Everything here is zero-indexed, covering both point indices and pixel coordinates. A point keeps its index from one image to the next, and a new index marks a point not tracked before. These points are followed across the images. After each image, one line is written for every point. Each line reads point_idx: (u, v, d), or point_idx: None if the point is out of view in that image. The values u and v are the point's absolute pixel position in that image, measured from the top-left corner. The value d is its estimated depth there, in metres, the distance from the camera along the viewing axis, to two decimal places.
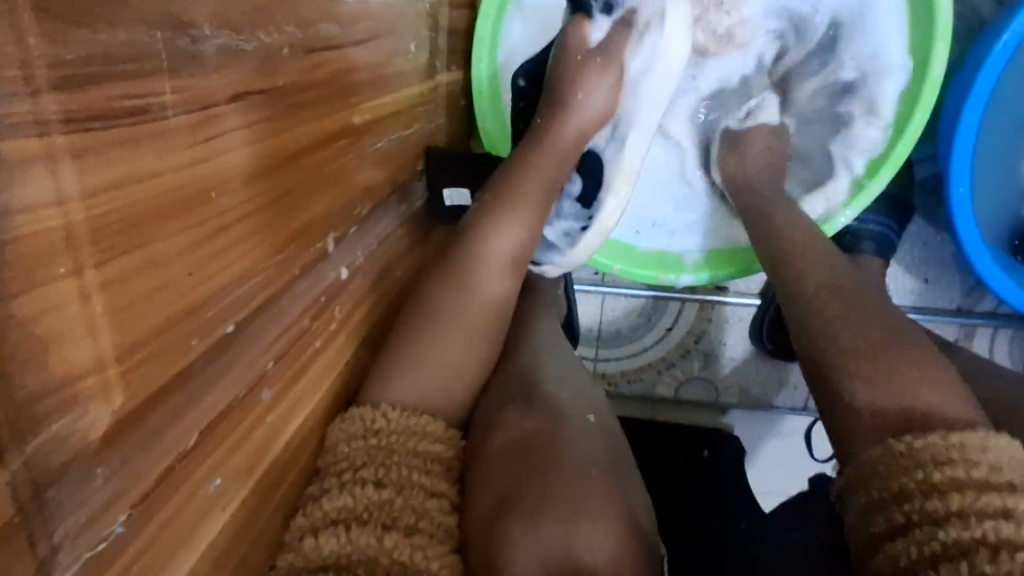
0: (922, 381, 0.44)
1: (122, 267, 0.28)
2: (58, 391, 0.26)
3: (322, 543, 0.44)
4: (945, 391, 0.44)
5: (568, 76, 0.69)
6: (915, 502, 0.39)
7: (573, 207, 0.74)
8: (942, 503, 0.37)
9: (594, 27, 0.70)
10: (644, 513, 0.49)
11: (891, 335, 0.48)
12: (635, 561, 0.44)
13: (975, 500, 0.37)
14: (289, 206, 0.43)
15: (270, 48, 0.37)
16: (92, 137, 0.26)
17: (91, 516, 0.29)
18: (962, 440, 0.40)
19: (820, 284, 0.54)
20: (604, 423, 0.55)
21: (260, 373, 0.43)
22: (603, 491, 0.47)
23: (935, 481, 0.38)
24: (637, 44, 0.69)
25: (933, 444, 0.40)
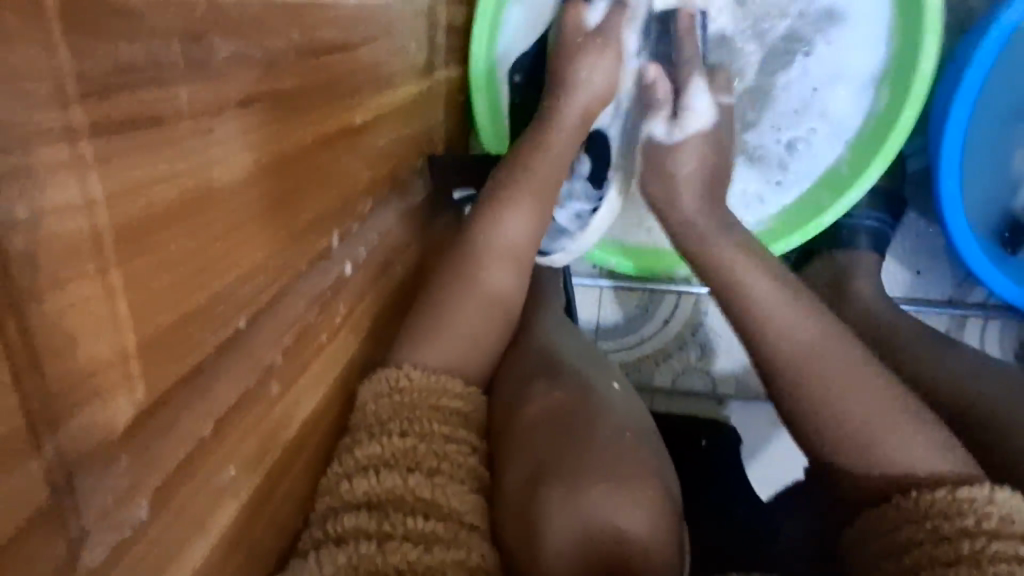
0: (904, 438, 0.48)
1: (144, 262, 0.30)
2: (85, 383, 0.28)
3: (356, 486, 0.48)
4: (939, 456, 0.48)
5: (569, 58, 0.74)
6: (926, 546, 0.43)
7: (584, 185, 0.80)
8: (952, 550, 0.41)
9: (591, 9, 0.76)
10: (669, 481, 0.53)
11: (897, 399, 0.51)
12: (660, 532, 0.48)
13: (988, 545, 0.41)
14: (296, 204, 0.45)
15: (275, 53, 0.39)
16: (115, 144, 0.27)
17: (116, 502, 0.31)
18: (971, 496, 0.44)
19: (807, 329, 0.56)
20: (624, 391, 0.62)
21: (268, 367, 0.44)
22: (628, 458, 0.51)
23: (945, 532, 0.43)
24: (633, 24, 0.75)
25: (941, 498, 0.44)
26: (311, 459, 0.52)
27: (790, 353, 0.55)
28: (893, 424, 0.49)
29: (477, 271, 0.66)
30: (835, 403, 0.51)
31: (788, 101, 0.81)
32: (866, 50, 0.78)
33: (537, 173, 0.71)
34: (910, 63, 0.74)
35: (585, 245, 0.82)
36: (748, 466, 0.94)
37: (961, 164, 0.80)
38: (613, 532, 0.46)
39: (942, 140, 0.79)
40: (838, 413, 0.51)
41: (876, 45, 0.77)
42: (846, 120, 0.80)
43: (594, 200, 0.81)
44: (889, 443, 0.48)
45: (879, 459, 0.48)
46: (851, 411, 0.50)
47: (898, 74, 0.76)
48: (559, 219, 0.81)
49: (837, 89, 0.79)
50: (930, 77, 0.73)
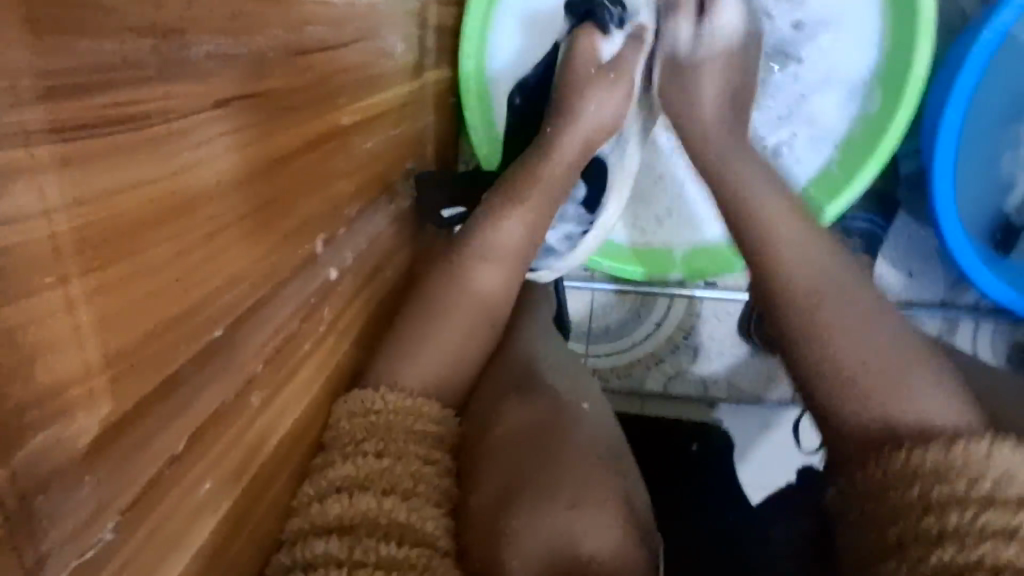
0: (911, 388, 0.44)
1: (116, 274, 0.28)
2: (50, 401, 0.26)
3: (328, 509, 0.46)
4: (936, 403, 0.44)
5: (578, 88, 0.73)
6: (910, 515, 0.38)
7: (576, 210, 0.79)
8: (939, 522, 0.37)
9: (607, 42, 0.75)
10: (640, 499, 0.53)
11: (886, 347, 0.47)
12: (635, 560, 0.46)
13: (975, 518, 0.36)
14: (280, 209, 0.44)
15: (259, 52, 0.37)
16: (80, 146, 0.25)
17: (79, 524, 0.29)
18: (967, 453, 0.39)
19: (800, 273, 0.52)
20: (596, 410, 0.60)
21: (250, 377, 0.43)
22: (604, 486, 0.49)
23: (931, 496, 0.38)
24: (645, 54, 0.75)
25: (933, 457, 0.39)
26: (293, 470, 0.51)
27: (791, 278, 0.52)
28: (886, 370, 0.46)
29: (457, 285, 0.65)
30: (827, 337, 0.48)
31: (772, 107, 0.81)
32: (856, 54, 0.77)
33: (531, 198, 0.70)
34: (903, 62, 0.74)
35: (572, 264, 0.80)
36: (741, 467, 0.91)
37: (955, 166, 0.79)
38: (585, 560, 0.44)
39: (936, 141, 0.78)
40: (830, 351, 0.48)
41: (866, 50, 0.77)
42: (831, 125, 0.80)
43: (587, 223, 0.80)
44: (885, 386, 0.45)
45: (870, 405, 0.45)
46: (834, 346, 0.48)
47: (890, 76, 0.75)
48: (549, 237, 0.79)
49: (825, 96, 0.80)
50: (923, 81, 0.72)
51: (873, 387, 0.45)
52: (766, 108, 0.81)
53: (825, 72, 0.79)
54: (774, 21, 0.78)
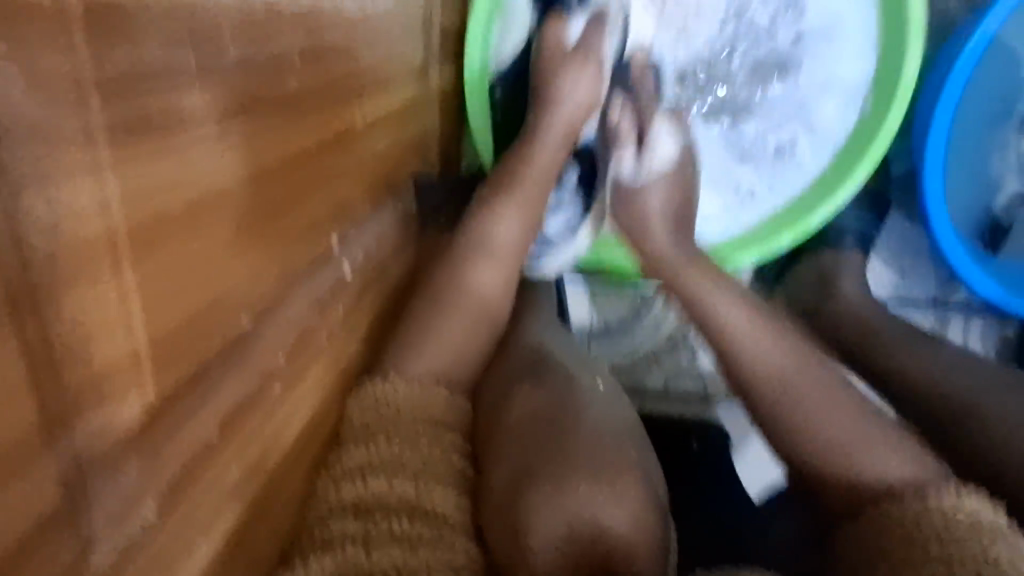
0: (877, 449, 0.53)
1: (156, 264, 0.30)
2: (100, 385, 0.28)
3: (344, 492, 0.49)
4: (906, 462, 0.52)
5: (551, 74, 0.76)
6: (897, 549, 0.46)
7: (572, 196, 0.81)
8: (921, 553, 0.44)
9: (570, 24, 0.77)
10: (659, 485, 0.54)
11: (857, 438, 0.54)
12: (646, 533, 0.48)
13: (963, 537, 0.45)
14: (297, 207, 0.45)
15: (276, 53, 0.39)
16: (130, 147, 0.27)
17: (125, 505, 0.31)
18: (943, 503, 0.48)
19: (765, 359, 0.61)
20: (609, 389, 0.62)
21: (270, 370, 0.44)
22: (618, 461, 0.51)
23: (913, 537, 0.46)
24: (611, 37, 0.77)
25: (912, 511, 0.48)
26: (309, 461, 0.52)
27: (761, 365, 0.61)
28: (848, 448, 0.54)
29: (464, 280, 0.68)
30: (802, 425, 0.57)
31: (768, 112, 0.84)
32: (850, 64, 0.80)
33: (527, 191, 0.73)
34: (893, 69, 0.77)
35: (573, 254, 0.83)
36: (736, 462, 0.89)
37: (945, 167, 0.82)
38: (598, 528, 0.47)
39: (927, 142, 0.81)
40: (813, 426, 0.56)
41: (862, 54, 0.79)
42: (829, 132, 0.82)
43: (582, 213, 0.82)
44: (864, 451, 0.53)
45: (858, 464, 0.53)
46: (817, 417, 0.56)
47: (883, 77, 0.78)
48: (548, 229, 0.82)
49: (818, 105, 0.82)
50: (912, 86, 0.76)
51: (858, 446, 0.54)
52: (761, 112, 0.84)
53: (823, 79, 0.81)
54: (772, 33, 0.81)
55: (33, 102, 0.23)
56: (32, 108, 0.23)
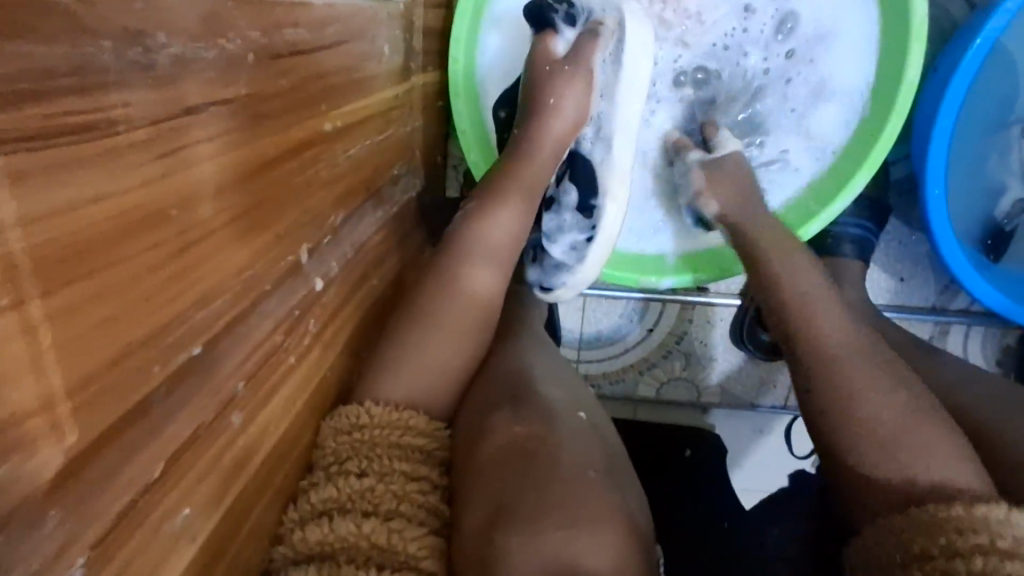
0: (932, 447, 0.47)
1: (78, 295, 0.26)
2: (6, 434, 0.24)
3: (308, 535, 0.47)
4: (964, 471, 0.46)
5: (541, 86, 0.72)
6: (939, 562, 0.41)
7: (574, 215, 0.76)
8: (964, 568, 0.40)
9: (560, 39, 0.74)
10: (638, 510, 0.51)
11: (914, 411, 0.50)
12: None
13: (997, 565, 0.39)
14: (260, 219, 0.42)
15: (233, 54, 0.35)
16: (33, 158, 0.23)
17: (43, 565, 0.27)
18: (988, 513, 0.42)
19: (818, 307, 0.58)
20: (593, 421, 0.59)
21: (229, 397, 0.41)
22: (600, 500, 0.48)
23: (959, 547, 0.41)
24: (606, 48, 0.73)
25: (958, 513, 0.43)
26: (276, 490, 0.49)
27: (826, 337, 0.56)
28: (902, 425, 0.49)
29: (450, 293, 0.64)
30: (840, 390, 0.52)
31: (765, 111, 0.83)
32: (854, 66, 0.78)
33: (511, 202, 0.70)
34: (896, 68, 0.75)
35: (587, 277, 0.76)
36: (732, 473, 0.93)
37: (949, 172, 0.79)
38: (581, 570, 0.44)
39: (929, 147, 0.78)
40: (838, 408, 0.51)
41: (855, 64, 0.78)
42: (825, 136, 0.81)
43: (588, 229, 0.75)
44: (903, 438, 0.48)
45: (908, 460, 0.47)
46: (870, 413, 0.50)
47: (880, 83, 0.77)
48: (553, 254, 0.76)
49: (816, 111, 0.81)
50: (915, 85, 0.73)
51: (893, 439, 0.48)
52: (772, 124, 0.83)
53: (817, 81, 0.80)
54: (765, 36, 0.80)
55: None
56: None
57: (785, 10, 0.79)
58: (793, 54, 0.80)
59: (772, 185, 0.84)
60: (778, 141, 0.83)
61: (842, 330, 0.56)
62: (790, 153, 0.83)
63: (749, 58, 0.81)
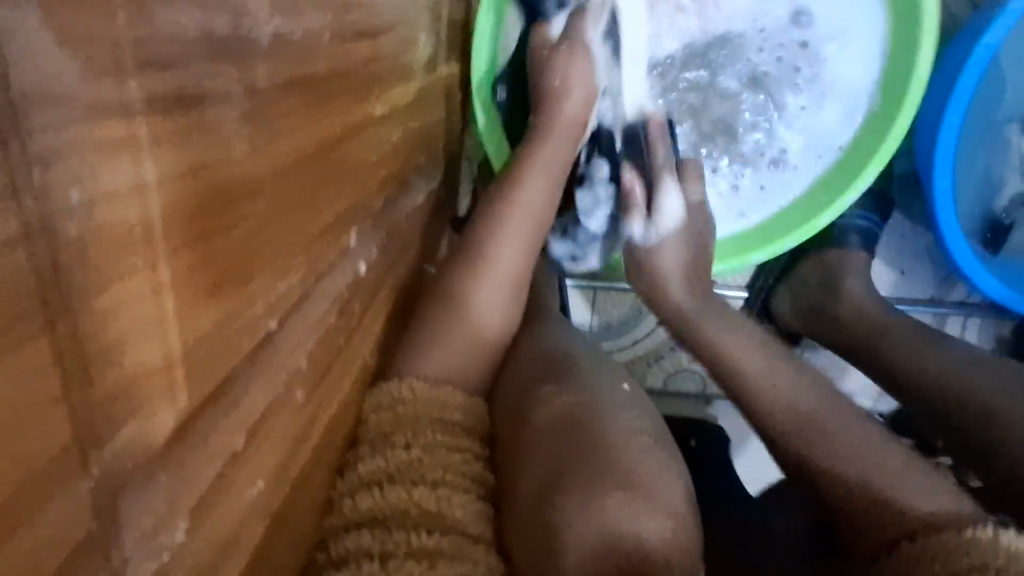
0: (908, 485, 0.51)
1: (194, 256, 0.27)
2: (132, 391, 0.24)
3: (360, 503, 0.48)
4: (937, 498, 0.50)
5: (545, 70, 0.75)
6: None
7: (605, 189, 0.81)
8: None
9: (553, 24, 0.78)
10: (681, 479, 0.53)
11: (882, 461, 0.53)
12: (679, 543, 0.47)
13: None
14: (321, 200, 0.42)
15: (312, 34, 0.36)
16: (167, 123, 0.24)
17: (156, 524, 0.27)
18: (976, 535, 0.45)
19: (792, 399, 0.60)
20: (636, 391, 0.61)
21: (293, 374, 0.41)
22: (644, 473, 0.49)
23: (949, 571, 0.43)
24: (598, 35, 0.77)
25: (943, 543, 0.45)
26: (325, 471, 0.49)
27: (792, 414, 0.59)
28: (887, 475, 0.52)
29: (479, 276, 0.65)
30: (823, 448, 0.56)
31: (776, 110, 0.85)
32: (858, 66, 0.82)
33: (535, 191, 0.70)
34: (907, 63, 0.77)
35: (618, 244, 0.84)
36: (737, 463, 1.00)
37: (955, 166, 0.82)
38: (624, 542, 0.45)
39: (938, 140, 0.81)
40: (817, 454, 0.56)
41: (863, 62, 0.81)
42: (832, 135, 0.84)
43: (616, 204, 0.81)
44: (893, 484, 0.51)
45: (882, 494, 0.51)
46: (839, 464, 0.54)
47: (892, 80, 0.79)
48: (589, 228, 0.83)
49: (825, 108, 0.84)
50: (925, 81, 0.75)
51: (871, 489, 0.52)
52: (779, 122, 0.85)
53: (828, 79, 0.83)
54: (778, 33, 0.83)
55: (80, 77, 0.19)
56: (67, 76, 0.19)
57: (801, 7, 0.82)
58: (805, 51, 0.83)
59: (774, 184, 0.87)
60: (781, 139, 0.86)
61: (810, 408, 0.59)
62: (783, 154, 0.86)
63: (761, 54, 0.84)
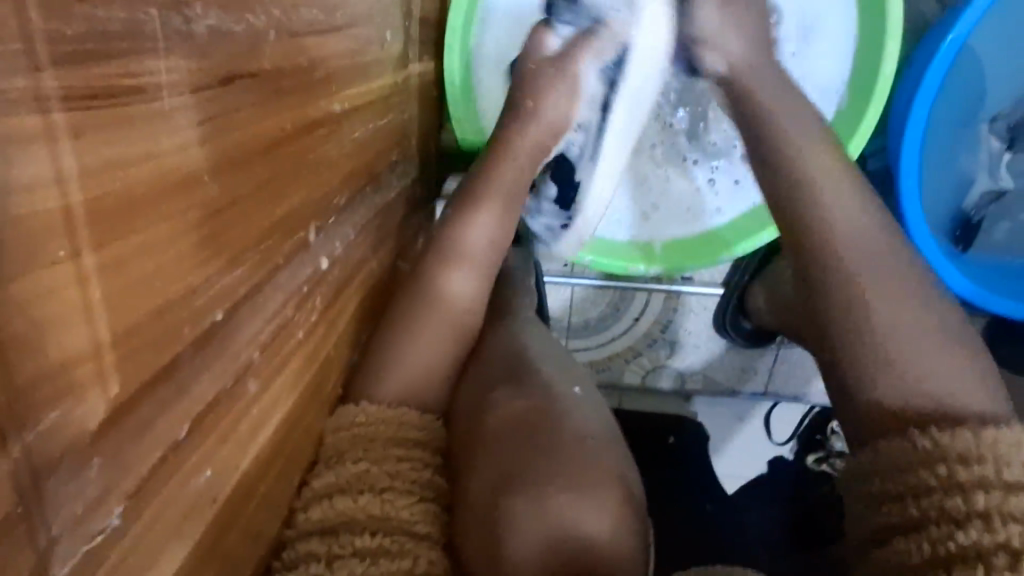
0: (950, 368, 0.51)
1: (125, 247, 0.27)
2: (57, 378, 0.25)
3: (312, 514, 0.50)
4: (975, 386, 0.51)
5: (524, 84, 0.74)
6: (936, 496, 0.45)
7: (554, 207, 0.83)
8: (965, 504, 0.43)
9: (552, 36, 0.75)
10: (636, 487, 0.55)
11: (933, 335, 0.53)
12: (625, 541, 0.49)
13: (1002, 501, 0.43)
14: (274, 192, 0.43)
15: (258, 31, 0.37)
16: (89, 116, 0.24)
17: (88, 505, 0.28)
18: (995, 437, 0.46)
19: (851, 229, 0.58)
20: (586, 392, 0.62)
21: (246, 364, 0.42)
22: (589, 475, 0.50)
23: (961, 479, 0.45)
24: (598, 57, 0.72)
25: (963, 443, 0.46)
26: (284, 461, 0.50)
27: (844, 243, 0.57)
28: (936, 347, 0.52)
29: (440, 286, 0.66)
30: (874, 318, 0.53)
31: None
32: (829, 62, 0.83)
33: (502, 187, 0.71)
34: (874, 63, 0.79)
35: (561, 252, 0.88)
36: (715, 460, 0.98)
37: (921, 164, 0.83)
38: (573, 533, 0.47)
39: (904, 137, 0.82)
40: (864, 322, 0.54)
41: (832, 59, 0.82)
42: None
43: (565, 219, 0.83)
44: (931, 376, 0.51)
45: (921, 381, 0.51)
46: (896, 320, 0.53)
47: (859, 78, 0.81)
48: (532, 227, 0.87)
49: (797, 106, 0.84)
50: (891, 77, 0.78)
51: (914, 356, 0.52)
52: None
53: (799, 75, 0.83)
54: None
55: None
56: None
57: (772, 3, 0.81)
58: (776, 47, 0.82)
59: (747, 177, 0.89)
60: None
61: (866, 246, 0.57)
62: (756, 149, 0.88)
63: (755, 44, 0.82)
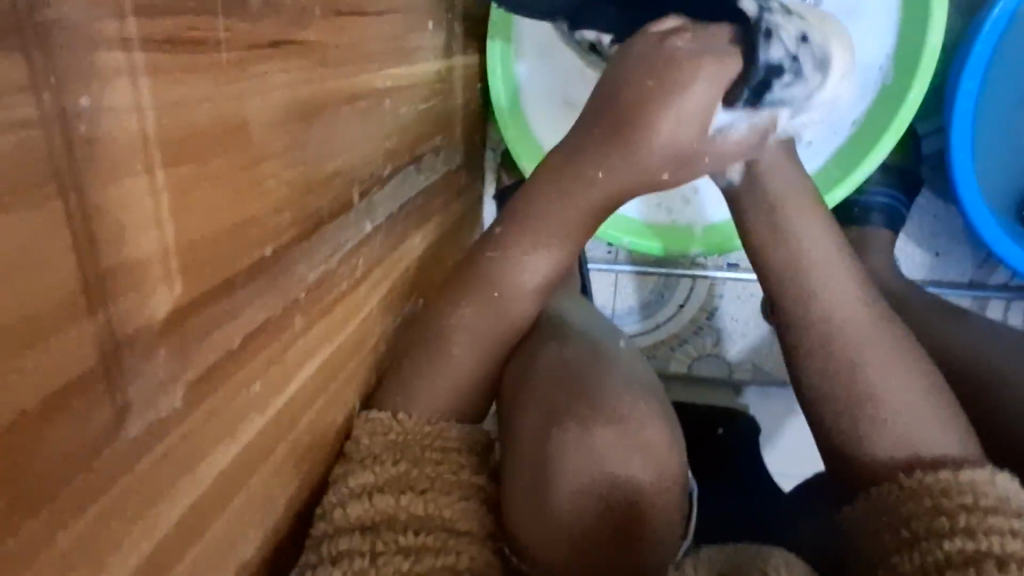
0: (935, 422, 0.51)
1: (189, 171, 0.34)
2: (131, 268, 0.31)
3: (350, 511, 0.52)
4: (952, 431, 0.51)
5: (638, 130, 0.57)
6: (927, 517, 0.45)
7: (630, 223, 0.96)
8: (948, 521, 0.44)
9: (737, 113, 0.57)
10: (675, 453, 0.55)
11: (917, 397, 0.52)
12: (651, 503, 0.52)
13: (983, 519, 0.43)
14: (321, 153, 0.49)
15: (304, 8, 0.43)
16: (162, 57, 0.31)
17: (155, 386, 0.34)
18: (971, 476, 0.47)
19: (833, 292, 0.57)
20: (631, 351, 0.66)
21: (292, 301, 0.48)
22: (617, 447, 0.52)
23: (944, 505, 0.45)
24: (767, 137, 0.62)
25: (943, 480, 0.47)
26: (328, 401, 0.56)
27: (831, 311, 0.57)
28: (926, 401, 0.52)
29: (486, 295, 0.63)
30: (864, 364, 0.54)
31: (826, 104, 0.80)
32: (872, 39, 0.81)
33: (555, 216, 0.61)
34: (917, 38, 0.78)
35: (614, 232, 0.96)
36: (767, 457, 1.02)
37: (974, 140, 0.81)
38: (616, 480, 0.51)
39: (953, 112, 0.80)
40: (859, 360, 0.54)
41: (873, 37, 0.81)
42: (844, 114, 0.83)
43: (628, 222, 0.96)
44: (921, 427, 0.51)
45: (903, 430, 0.51)
46: (883, 383, 0.53)
47: (903, 52, 0.79)
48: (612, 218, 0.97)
49: None
50: (937, 49, 0.77)
51: (905, 407, 0.52)
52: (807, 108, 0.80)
53: None
54: None
55: (83, 9, 0.27)
56: (75, 6, 0.26)
57: None
58: None
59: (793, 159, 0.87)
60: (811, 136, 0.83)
61: (851, 315, 0.56)
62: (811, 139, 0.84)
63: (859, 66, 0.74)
